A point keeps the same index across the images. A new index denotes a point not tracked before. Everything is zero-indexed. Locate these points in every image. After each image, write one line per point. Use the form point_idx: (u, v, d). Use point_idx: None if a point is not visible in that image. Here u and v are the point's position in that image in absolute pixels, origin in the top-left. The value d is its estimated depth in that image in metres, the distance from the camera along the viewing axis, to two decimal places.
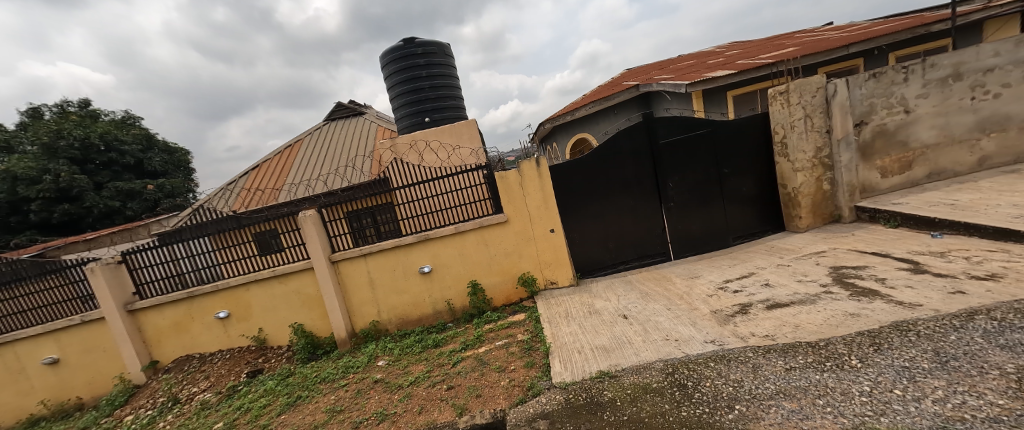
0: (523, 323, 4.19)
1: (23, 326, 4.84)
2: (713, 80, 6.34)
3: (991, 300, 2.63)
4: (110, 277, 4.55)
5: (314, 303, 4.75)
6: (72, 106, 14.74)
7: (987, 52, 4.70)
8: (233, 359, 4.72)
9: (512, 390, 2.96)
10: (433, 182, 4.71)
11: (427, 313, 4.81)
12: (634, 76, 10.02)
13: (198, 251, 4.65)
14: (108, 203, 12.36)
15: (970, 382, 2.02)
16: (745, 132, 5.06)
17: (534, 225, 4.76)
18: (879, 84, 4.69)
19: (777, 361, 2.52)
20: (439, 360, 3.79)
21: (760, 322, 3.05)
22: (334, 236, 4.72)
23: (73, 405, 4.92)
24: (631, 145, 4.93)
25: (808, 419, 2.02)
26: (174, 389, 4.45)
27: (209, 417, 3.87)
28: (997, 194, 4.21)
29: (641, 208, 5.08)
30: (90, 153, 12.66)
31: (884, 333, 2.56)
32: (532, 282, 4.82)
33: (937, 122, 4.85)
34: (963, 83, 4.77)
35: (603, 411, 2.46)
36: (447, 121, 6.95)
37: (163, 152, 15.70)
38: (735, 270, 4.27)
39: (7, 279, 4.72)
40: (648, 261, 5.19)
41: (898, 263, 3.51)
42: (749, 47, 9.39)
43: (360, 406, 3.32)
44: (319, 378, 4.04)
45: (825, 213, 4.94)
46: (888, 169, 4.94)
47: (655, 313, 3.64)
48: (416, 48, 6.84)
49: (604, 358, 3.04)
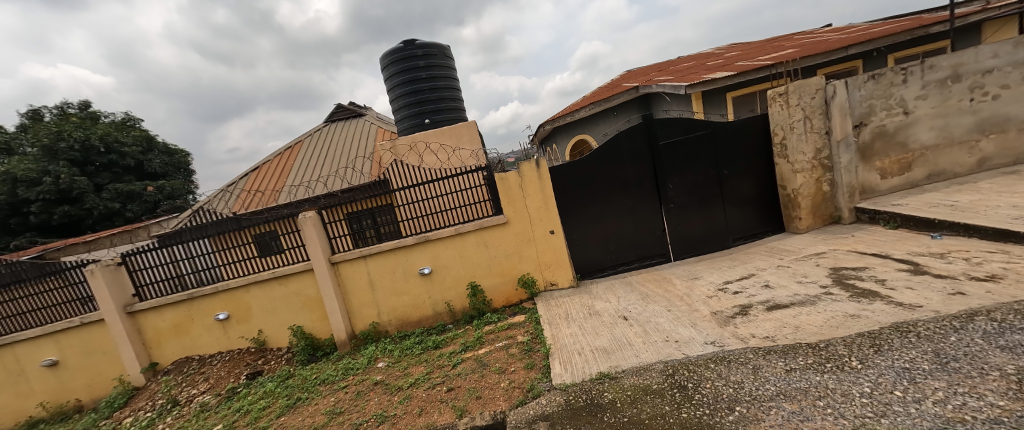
0: (523, 324, 4.19)
1: (23, 328, 4.83)
2: (713, 82, 6.35)
3: (991, 301, 2.63)
4: (110, 279, 4.55)
5: (314, 305, 4.75)
6: (73, 108, 14.77)
7: (987, 53, 4.71)
8: (232, 361, 4.72)
9: (512, 392, 2.95)
10: (433, 184, 4.71)
11: (427, 314, 4.80)
12: (634, 78, 10.04)
13: (198, 252, 4.65)
14: (108, 205, 12.36)
15: (970, 383, 2.02)
16: (745, 134, 5.07)
17: (534, 226, 4.76)
18: (878, 85, 4.70)
19: (778, 362, 2.52)
20: (439, 361, 3.78)
21: (760, 323, 3.05)
22: (334, 237, 4.71)
23: (72, 408, 4.91)
24: (631, 147, 4.94)
25: (808, 420, 2.02)
26: (174, 391, 4.45)
27: (209, 419, 3.86)
28: (996, 195, 4.21)
29: (641, 209, 5.08)
30: (90, 155, 12.67)
31: (884, 334, 2.56)
32: (532, 283, 4.82)
33: (936, 123, 4.86)
34: (962, 85, 4.78)
35: (604, 412, 2.45)
36: (447, 123, 6.96)
37: (163, 154, 15.71)
38: (735, 272, 4.27)
39: (6, 281, 4.71)
40: (648, 262, 5.19)
41: (898, 264, 3.51)
42: (749, 49, 9.41)
43: (360, 408, 3.31)
44: (318, 379, 4.04)
45: (825, 214, 4.94)
46: (887, 170, 4.94)
47: (655, 314, 3.64)
48: (416, 50, 6.86)
49: (604, 359, 3.04)
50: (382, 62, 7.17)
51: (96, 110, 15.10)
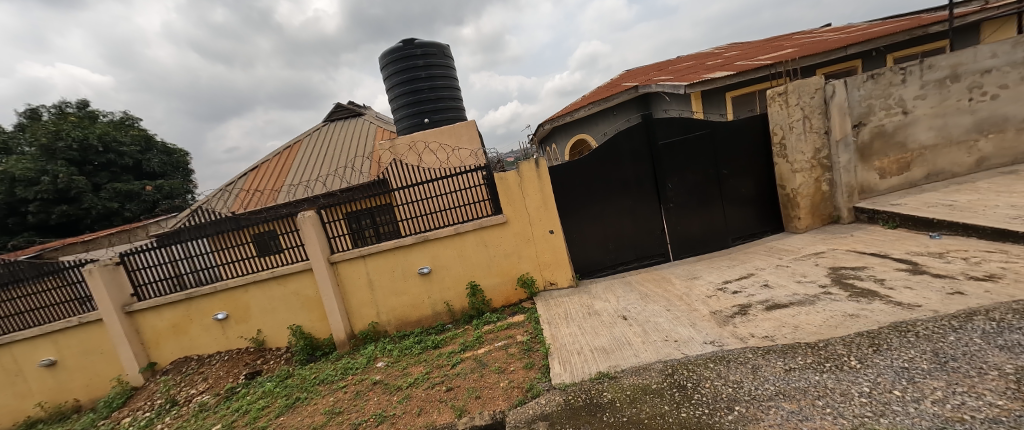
0: (523, 324, 4.18)
1: (21, 328, 4.82)
2: (712, 81, 6.35)
3: (989, 301, 2.64)
4: (108, 279, 4.54)
5: (313, 304, 4.74)
6: (71, 107, 14.75)
7: (985, 53, 4.72)
8: (232, 361, 4.71)
9: (512, 392, 2.95)
10: (433, 184, 4.70)
11: (427, 314, 4.80)
12: (634, 77, 10.06)
13: (198, 252, 4.64)
14: (107, 204, 12.34)
15: (969, 383, 2.03)
16: (745, 133, 5.07)
17: (534, 226, 4.76)
18: (878, 85, 4.70)
19: (777, 362, 2.52)
20: (438, 361, 3.78)
21: (760, 323, 3.05)
22: (334, 237, 4.70)
23: (71, 408, 4.89)
24: (631, 146, 4.94)
25: (807, 420, 2.02)
26: (172, 391, 4.43)
27: (208, 419, 3.85)
28: (995, 194, 4.22)
29: (641, 209, 5.08)
30: (89, 154, 12.65)
31: (883, 334, 2.56)
32: (532, 283, 4.82)
33: (935, 123, 4.87)
34: (961, 84, 4.78)
35: (603, 412, 2.45)
36: (447, 123, 6.95)
37: (162, 153, 15.70)
38: (735, 271, 4.28)
39: (5, 281, 4.70)
40: (648, 262, 5.19)
41: (897, 263, 3.51)
42: (749, 48, 9.43)
43: (359, 408, 3.31)
44: (318, 379, 4.03)
45: (824, 214, 4.95)
46: (886, 170, 4.95)
47: (655, 314, 3.63)
48: (416, 49, 6.85)
49: (604, 359, 3.04)
50: (381, 61, 7.15)
51: (95, 109, 15.07)
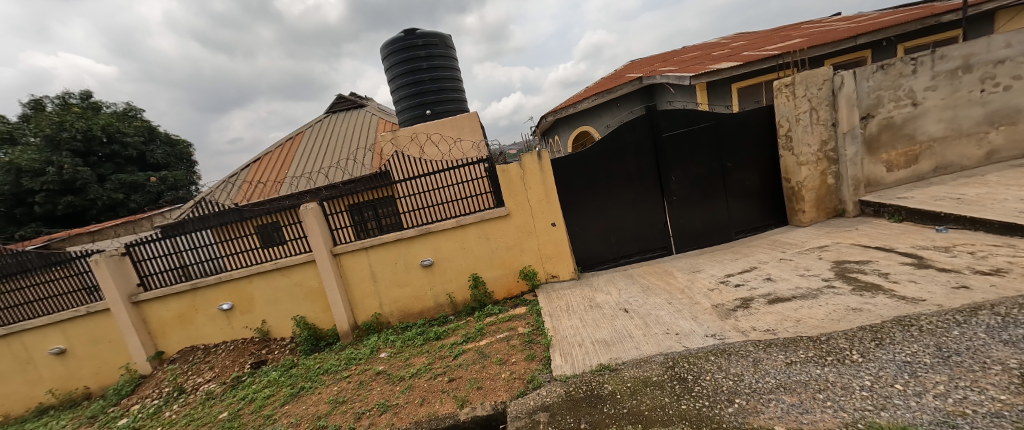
0: (524, 316, 4.21)
1: (30, 317, 4.89)
2: (718, 72, 6.24)
3: (995, 296, 2.61)
4: (114, 269, 4.59)
5: (316, 295, 4.78)
6: (74, 98, 14.90)
7: (999, 43, 4.61)
8: (237, 350, 4.77)
9: (512, 383, 2.97)
10: (435, 176, 4.69)
11: (429, 305, 4.83)
12: (637, 68, 9.97)
13: (201, 243, 4.67)
14: (112, 195, 12.45)
15: (972, 377, 2.02)
16: (749, 125, 5.01)
17: (535, 219, 4.75)
18: (887, 76, 4.62)
19: (778, 355, 2.52)
20: (440, 352, 3.81)
21: (761, 317, 3.04)
22: (335, 229, 4.71)
23: (81, 395, 4.99)
24: (633, 139, 4.90)
25: (807, 413, 2.03)
26: (179, 380, 4.50)
27: (214, 407, 3.90)
28: (1003, 188, 4.16)
29: (642, 202, 5.06)
30: (93, 145, 12.81)
31: (886, 328, 2.54)
32: (533, 276, 4.82)
33: (944, 115, 4.78)
34: (972, 75, 4.69)
35: (603, 404, 2.47)
36: (448, 114, 6.90)
37: (166, 145, 15.82)
38: (738, 264, 4.26)
39: (12, 271, 4.76)
40: (649, 255, 5.16)
41: (901, 258, 3.48)
42: (756, 38, 9.30)
43: (362, 398, 3.35)
44: (321, 369, 4.08)
45: (829, 208, 4.89)
46: (893, 163, 4.89)
47: (656, 307, 3.64)
48: (416, 39, 6.75)
49: (605, 351, 3.05)
50: (381, 52, 7.06)
51: (97, 100, 15.13)
